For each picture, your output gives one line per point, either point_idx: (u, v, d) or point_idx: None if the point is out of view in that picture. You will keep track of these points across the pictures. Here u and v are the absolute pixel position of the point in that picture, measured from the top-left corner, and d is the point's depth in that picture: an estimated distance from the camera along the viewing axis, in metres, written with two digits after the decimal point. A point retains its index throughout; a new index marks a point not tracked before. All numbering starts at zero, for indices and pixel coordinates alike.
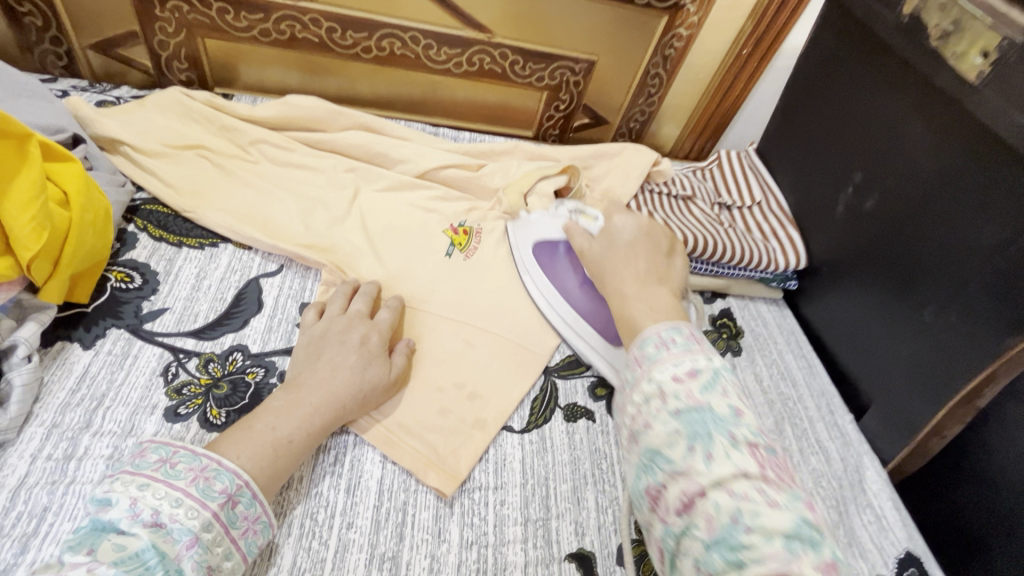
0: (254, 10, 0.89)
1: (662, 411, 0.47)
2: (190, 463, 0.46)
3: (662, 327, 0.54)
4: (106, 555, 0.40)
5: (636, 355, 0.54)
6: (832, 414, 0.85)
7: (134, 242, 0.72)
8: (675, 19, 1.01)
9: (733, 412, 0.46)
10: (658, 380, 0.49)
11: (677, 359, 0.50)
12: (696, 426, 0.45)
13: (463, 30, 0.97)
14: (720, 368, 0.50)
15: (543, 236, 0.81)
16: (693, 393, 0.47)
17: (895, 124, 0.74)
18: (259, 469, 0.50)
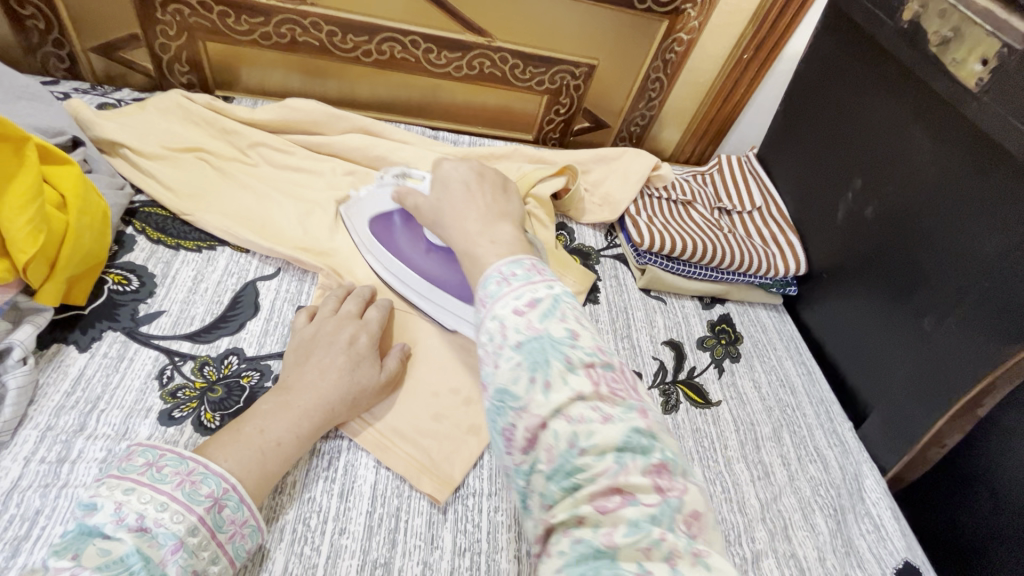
0: (255, 14, 0.89)
1: (503, 346, 0.38)
2: (177, 467, 0.47)
3: (502, 263, 0.44)
4: (90, 561, 0.39)
5: (477, 296, 0.43)
6: (831, 421, 0.85)
7: (132, 245, 0.72)
8: (676, 23, 1.01)
9: (570, 335, 0.38)
10: (500, 316, 0.39)
11: (518, 291, 0.40)
12: (537, 356, 0.37)
13: (463, 34, 0.97)
14: (560, 293, 0.41)
15: (375, 211, 0.75)
16: (532, 322, 0.38)
17: (894, 130, 0.73)
18: (246, 474, 0.50)
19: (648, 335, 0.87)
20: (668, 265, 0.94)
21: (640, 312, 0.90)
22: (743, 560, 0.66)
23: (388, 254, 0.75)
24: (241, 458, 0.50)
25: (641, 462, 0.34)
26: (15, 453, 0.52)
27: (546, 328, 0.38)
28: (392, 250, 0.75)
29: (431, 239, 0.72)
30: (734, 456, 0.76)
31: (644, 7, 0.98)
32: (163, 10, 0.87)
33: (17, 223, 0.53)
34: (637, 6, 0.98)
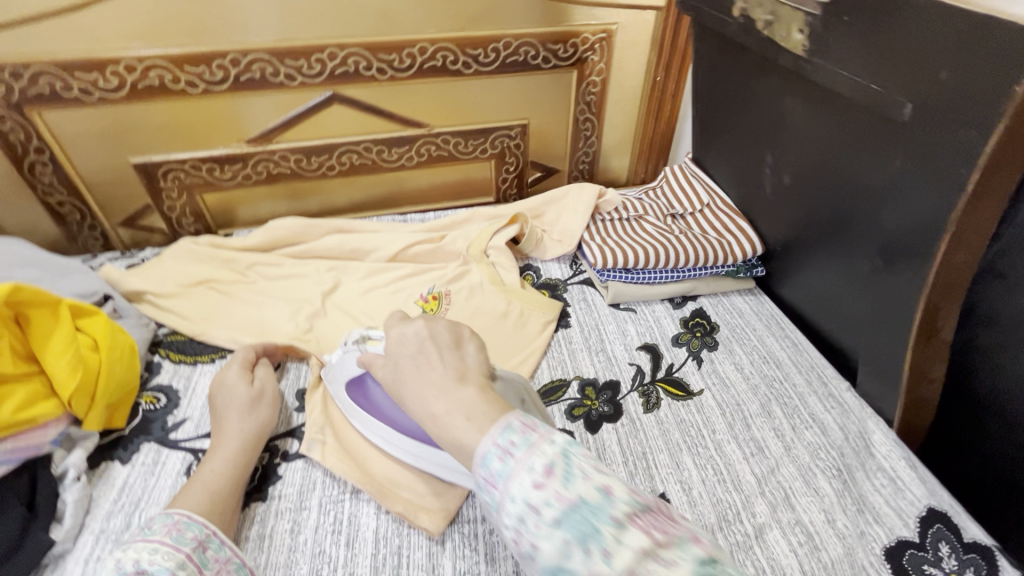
0: (234, 162, 1.08)
1: (540, 525, 0.38)
2: (164, 521, 0.57)
3: (495, 432, 0.43)
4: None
5: (483, 477, 0.42)
6: (825, 386, 0.85)
7: (159, 369, 0.86)
8: (585, 70, 1.14)
9: (603, 491, 0.39)
10: (520, 496, 0.39)
11: (529, 462, 0.40)
12: (583, 530, 0.37)
13: (405, 130, 1.12)
14: (567, 445, 0.41)
15: (348, 377, 0.72)
16: (560, 492, 0.38)
17: (776, 105, 0.80)
18: (207, 507, 0.61)
19: (623, 345, 0.92)
20: (628, 276, 1.00)
21: (611, 325, 0.95)
22: (746, 537, 0.66)
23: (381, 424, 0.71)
24: (200, 500, 0.61)
25: None
26: (77, 556, 0.62)
27: (577, 494, 0.38)
28: (376, 415, 0.71)
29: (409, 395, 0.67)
30: (724, 438, 0.77)
31: (551, 65, 1.11)
32: (165, 179, 1.07)
33: (60, 367, 0.67)
34: (545, 66, 1.11)
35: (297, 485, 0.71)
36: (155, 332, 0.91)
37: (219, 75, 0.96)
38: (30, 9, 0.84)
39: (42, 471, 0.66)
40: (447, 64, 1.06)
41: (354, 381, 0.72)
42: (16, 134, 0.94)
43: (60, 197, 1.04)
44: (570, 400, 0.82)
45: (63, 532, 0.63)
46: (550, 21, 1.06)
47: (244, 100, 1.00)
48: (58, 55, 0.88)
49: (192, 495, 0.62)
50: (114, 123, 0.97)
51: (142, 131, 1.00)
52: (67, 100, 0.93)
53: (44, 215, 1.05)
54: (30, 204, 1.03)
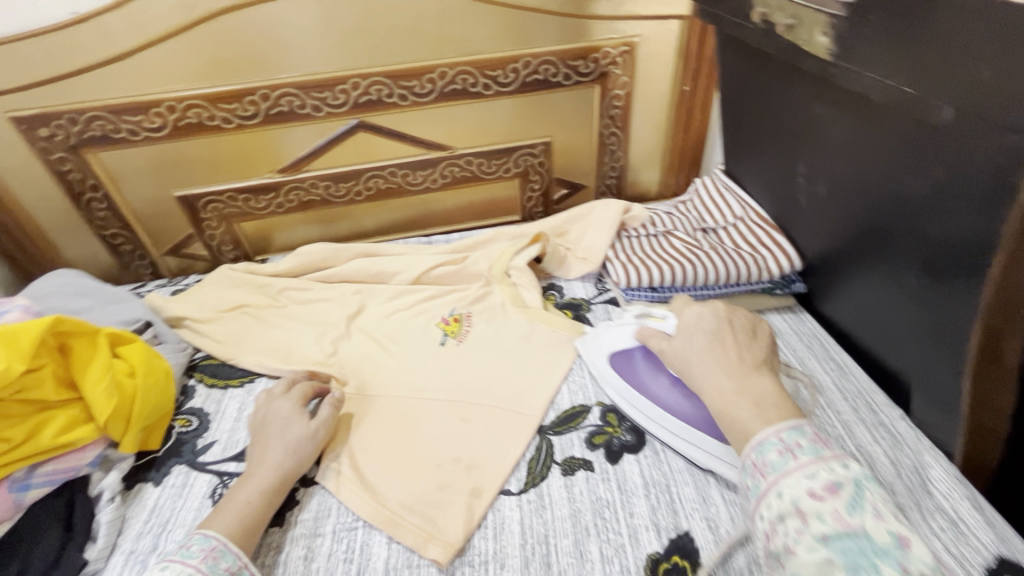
0: (268, 191, 1.12)
1: (807, 535, 0.44)
2: (202, 545, 0.60)
3: (782, 428, 0.50)
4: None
5: (751, 461, 0.50)
6: (874, 414, 0.77)
7: (193, 393, 0.89)
8: (608, 84, 1.11)
9: (896, 540, 0.42)
10: (791, 496, 0.46)
11: (809, 469, 0.46)
12: (855, 558, 0.41)
13: (428, 153, 1.14)
14: (859, 476, 0.46)
15: (616, 346, 0.80)
16: (843, 516, 0.44)
17: (805, 112, 0.75)
18: (237, 531, 0.63)
19: None
20: (655, 294, 0.97)
21: None
22: None
23: (636, 393, 0.76)
24: (231, 523, 0.63)
25: None
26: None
27: (861, 525, 0.43)
28: (637, 387, 0.76)
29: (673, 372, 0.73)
30: None
31: (571, 81, 1.10)
32: (206, 210, 1.13)
33: (97, 392, 0.71)
34: (566, 83, 1.10)
35: (313, 511, 0.71)
36: (192, 355, 0.96)
37: (250, 110, 1.01)
38: (82, 61, 0.92)
39: (80, 493, 0.70)
40: (467, 86, 1.06)
41: (622, 353, 0.79)
42: (75, 174, 1.03)
43: (114, 229, 1.12)
44: (590, 427, 0.78)
45: (96, 552, 0.66)
46: (568, 38, 1.05)
47: (276, 131, 1.05)
48: (107, 101, 0.96)
49: (225, 519, 0.64)
50: (159, 160, 1.04)
51: (184, 166, 1.06)
52: (117, 141, 1.00)
53: (101, 246, 1.14)
54: (89, 236, 1.12)
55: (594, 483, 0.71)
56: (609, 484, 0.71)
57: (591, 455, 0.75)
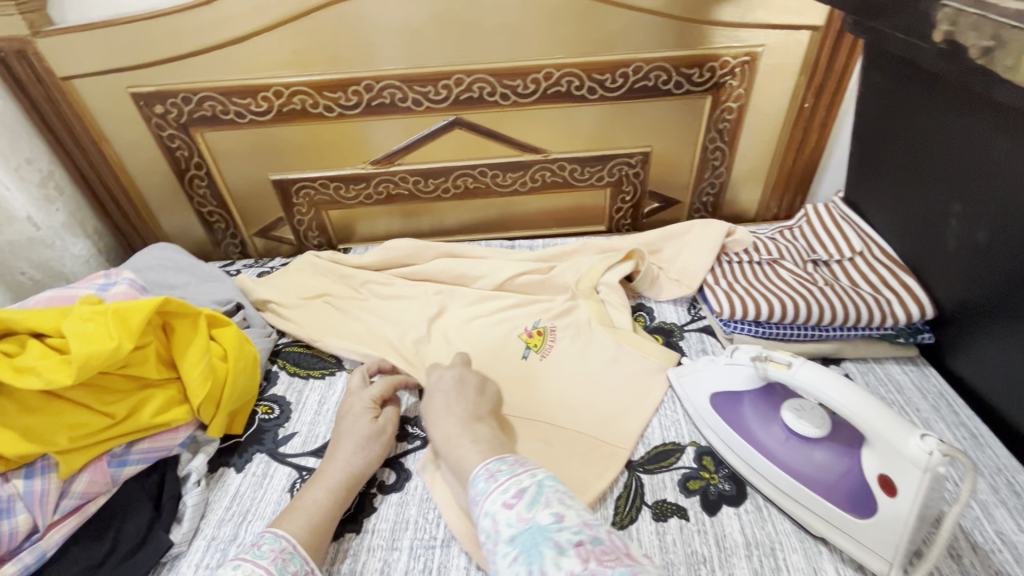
0: (359, 182, 1.12)
1: (502, 541, 0.46)
2: (272, 544, 0.58)
3: (489, 461, 0.56)
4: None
5: (472, 496, 0.53)
6: (1018, 497, 0.68)
7: (276, 379, 0.90)
8: (721, 95, 1.04)
9: (556, 519, 0.46)
10: (491, 511, 0.49)
11: (505, 486, 0.51)
12: (532, 545, 0.44)
13: (522, 155, 1.10)
14: (542, 482, 0.50)
15: (718, 386, 0.74)
16: (521, 513, 0.47)
17: (978, 145, 0.65)
18: (306, 535, 0.61)
19: None
20: (758, 329, 0.89)
21: None
22: None
23: (743, 442, 0.70)
24: (300, 526, 0.62)
25: None
26: (189, 561, 0.65)
27: (534, 517, 0.46)
28: (746, 438, 0.69)
29: (792, 426, 0.67)
30: None
31: (682, 90, 1.03)
32: (297, 196, 1.13)
33: (193, 375, 0.71)
34: (676, 92, 1.03)
35: (390, 521, 0.69)
36: (277, 341, 0.96)
37: (353, 100, 1.00)
38: (201, 43, 0.93)
39: (170, 473, 0.71)
40: (571, 89, 1.02)
41: (728, 395, 0.73)
42: (181, 151, 1.06)
43: (211, 207, 1.15)
44: (684, 469, 0.72)
45: (181, 535, 0.66)
46: (685, 44, 0.98)
47: (373, 123, 1.04)
48: (220, 82, 0.97)
49: (298, 517, 0.63)
50: (260, 143, 1.05)
51: (282, 151, 1.07)
52: (224, 122, 1.02)
53: (197, 223, 1.18)
54: (187, 212, 1.16)
55: (689, 534, 0.65)
56: (705, 538, 0.65)
57: (685, 502, 0.69)
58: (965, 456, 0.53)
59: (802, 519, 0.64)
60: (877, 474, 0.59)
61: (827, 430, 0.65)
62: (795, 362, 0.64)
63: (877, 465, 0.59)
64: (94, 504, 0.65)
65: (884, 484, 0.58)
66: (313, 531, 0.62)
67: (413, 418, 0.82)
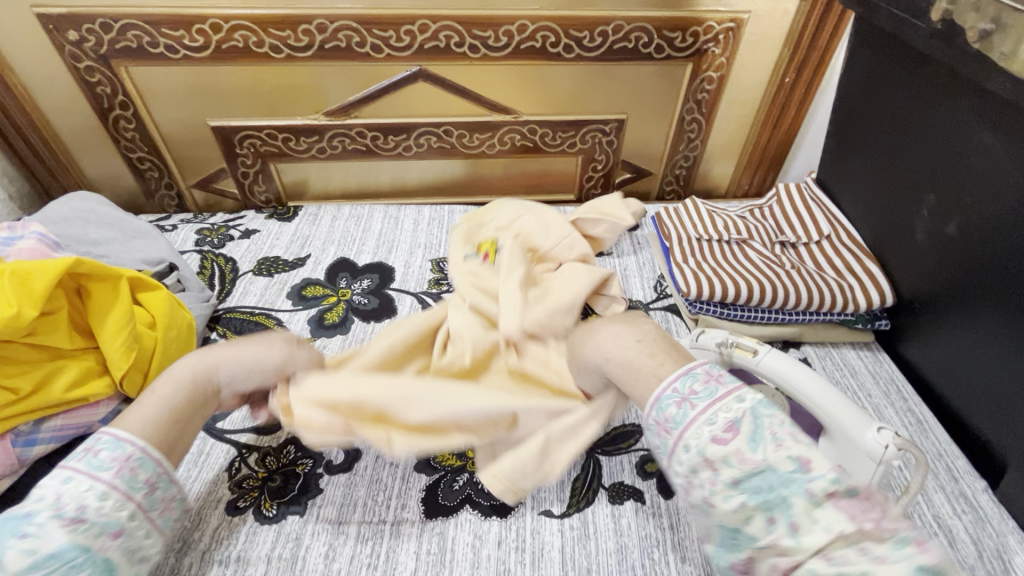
0: (310, 134, 1.02)
1: (720, 483, 0.45)
2: (113, 452, 0.50)
3: (675, 380, 0.50)
4: (15, 564, 0.43)
5: (657, 419, 0.50)
6: (955, 481, 0.70)
7: (214, 348, 0.82)
8: (702, 63, 0.99)
9: (799, 466, 0.44)
10: (698, 447, 0.46)
11: (709, 414, 0.47)
12: (765, 496, 0.43)
13: (491, 115, 1.03)
14: (754, 406, 0.47)
15: None
16: (747, 455, 0.45)
17: (960, 135, 0.65)
18: (159, 431, 0.53)
19: None
20: (723, 311, 0.87)
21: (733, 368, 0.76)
22: None
23: None
24: (142, 423, 0.53)
25: None
26: None
27: (764, 459, 0.44)
28: None
29: None
30: None
31: (662, 55, 0.97)
32: (241, 146, 1.03)
33: (114, 344, 0.64)
34: (657, 56, 0.97)
35: (336, 503, 0.65)
36: (216, 307, 0.88)
37: (303, 41, 0.90)
38: None
39: None
40: (547, 46, 0.94)
41: None
42: (103, 88, 0.93)
43: (141, 153, 1.03)
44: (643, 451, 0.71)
45: None
46: (669, 5, 0.92)
47: (326, 69, 0.94)
48: (146, 9, 0.85)
49: (142, 414, 0.53)
50: (200, 83, 0.94)
51: (225, 94, 0.96)
52: (154, 57, 0.90)
53: (126, 169, 1.05)
54: (114, 156, 1.04)
55: (644, 517, 0.65)
56: (660, 521, 0.64)
57: (641, 485, 0.68)
58: (918, 450, 0.53)
59: None
60: None
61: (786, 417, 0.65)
62: (761, 349, 0.63)
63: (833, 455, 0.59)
64: None
65: None
66: (159, 432, 0.53)
67: None
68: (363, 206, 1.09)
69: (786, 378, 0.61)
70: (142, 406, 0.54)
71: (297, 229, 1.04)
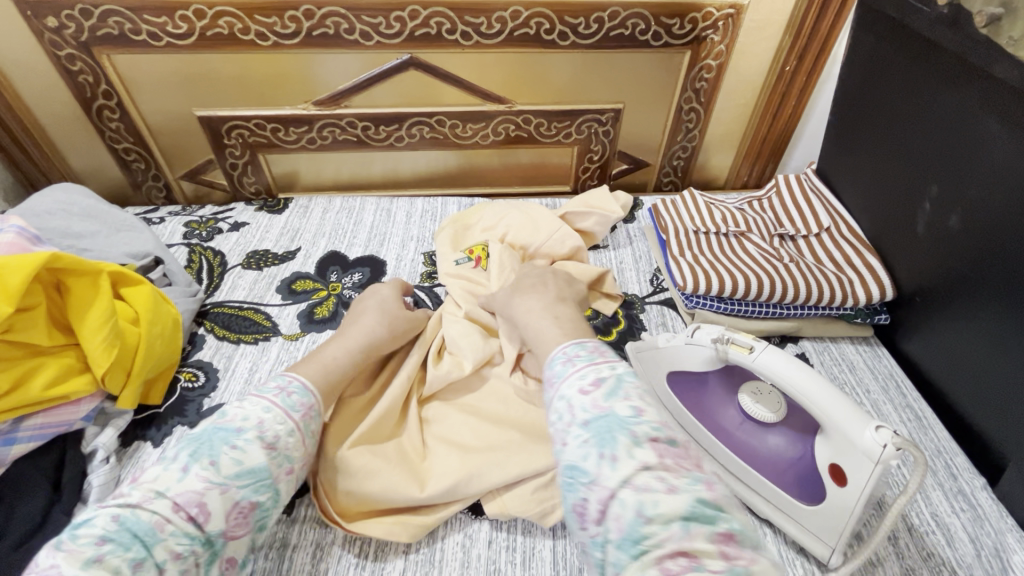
0: (299, 125, 1.00)
1: (574, 424, 0.46)
2: (302, 398, 0.55)
3: (568, 344, 0.54)
4: (227, 470, 0.46)
5: (546, 375, 0.52)
6: (954, 478, 0.69)
7: (202, 343, 0.80)
8: (700, 51, 0.96)
9: (635, 413, 0.45)
10: (567, 395, 0.48)
11: (584, 371, 0.49)
12: (605, 434, 0.44)
13: (484, 105, 1.00)
14: (623, 372, 0.49)
15: (679, 366, 0.70)
16: (598, 402, 0.46)
17: (965, 124, 0.63)
18: (322, 382, 0.60)
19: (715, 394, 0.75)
20: (719, 305, 0.86)
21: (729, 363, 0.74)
22: None
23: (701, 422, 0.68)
24: (315, 373, 0.60)
25: (708, 530, 0.39)
26: None
27: (610, 407, 0.46)
28: (704, 419, 0.68)
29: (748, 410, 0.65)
30: None
31: (660, 42, 0.95)
32: (229, 136, 1.00)
33: (94, 341, 0.62)
34: (654, 44, 0.95)
35: None
36: (204, 301, 0.86)
37: (290, 28, 0.87)
38: None
39: (71, 451, 0.62)
40: (541, 33, 0.92)
41: (686, 375, 0.70)
42: (86, 76, 0.91)
43: (127, 144, 1.01)
44: None
45: None
46: None
47: (314, 56, 0.91)
48: None
49: (314, 365, 0.61)
50: (185, 72, 0.92)
51: (210, 83, 0.94)
52: (136, 44, 0.87)
53: (112, 160, 1.03)
54: (99, 147, 1.01)
55: None
56: None
57: None
58: (917, 448, 0.52)
59: (752, 503, 0.63)
60: (828, 463, 0.57)
61: (782, 415, 0.64)
62: (757, 347, 0.61)
63: (828, 454, 0.58)
64: None
65: (834, 472, 0.57)
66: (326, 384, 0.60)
67: None
68: (355, 198, 1.07)
69: (781, 377, 0.59)
70: (311, 360, 0.62)
71: (287, 221, 1.02)
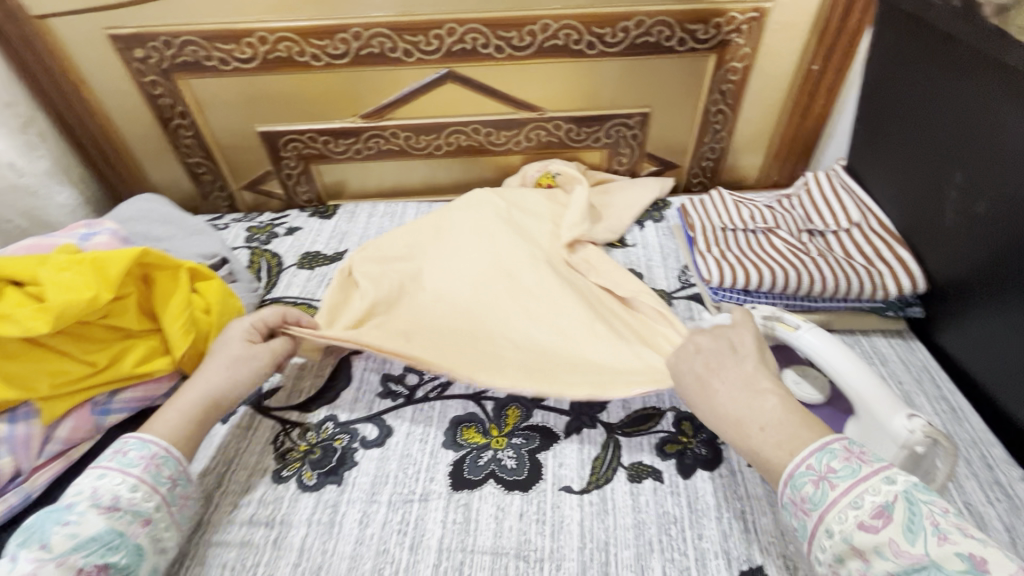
0: (348, 137, 1.09)
1: (873, 572, 0.42)
2: (141, 451, 0.58)
3: (810, 455, 0.48)
4: (60, 546, 0.50)
5: (795, 500, 0.48)
6: (990, 469, 0.68)
7: None
8: (725, 54, 0.99)
9: (965, 559, 0.40)
10: (843, 534, 0.44)
11: (854, 499, 0.45)
12: None
13: (517, 113, 1.07)
14: (908, 489, 0.44)
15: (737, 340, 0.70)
16: (902, 547, 0.42)
17: (986, 114, 0.64)
18: (181, 432, 0.62)
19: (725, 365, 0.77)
20: (746, 298, 0.87)
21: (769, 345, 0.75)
22: None
23: None
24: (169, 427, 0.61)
25: None
26: None
27: (924, 550, 0.41)
28: None
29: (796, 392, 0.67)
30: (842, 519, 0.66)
31: (684, 47, 0.98)
32: (285, 148, 1.10)
33: (175, 326, 0.71)
34: (680, 49, 0.99)
35: (370, 475, 0.70)
36: (263, 297, 0.95)
37: (341, 49, 0.96)
38: None
39: None
40: (569, 43, 0.97)
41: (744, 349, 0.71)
42: (165, 99, 1.02)
43: (197, 158, 1.12)
44: (662, 433, 0.73)
45: None
46: None
47: (362, 74, 1.00)
48: (201, 26, 0.93)
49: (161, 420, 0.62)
50: (249, 92, 1.02)
51: (269, 101, 1.04)
52: (209, 69, 0.98)
53: (184, 173, 1.15)
54: (173, 162, 1.14)
55: (662, 496, 0.66)
56: (678, 499, 0.66)
57: (660, 465, 0.69)
58: (950, 443, 0.53)
59: None
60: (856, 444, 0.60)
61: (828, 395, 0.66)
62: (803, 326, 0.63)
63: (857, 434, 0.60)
64: (78, 451, 0.66)
65: None
66: (180, 434, 0.61)
67: (397, 376, 0.82)
68: (398, 204, 1.15)
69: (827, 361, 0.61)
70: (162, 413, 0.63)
71: (336, 225, 1.11)
